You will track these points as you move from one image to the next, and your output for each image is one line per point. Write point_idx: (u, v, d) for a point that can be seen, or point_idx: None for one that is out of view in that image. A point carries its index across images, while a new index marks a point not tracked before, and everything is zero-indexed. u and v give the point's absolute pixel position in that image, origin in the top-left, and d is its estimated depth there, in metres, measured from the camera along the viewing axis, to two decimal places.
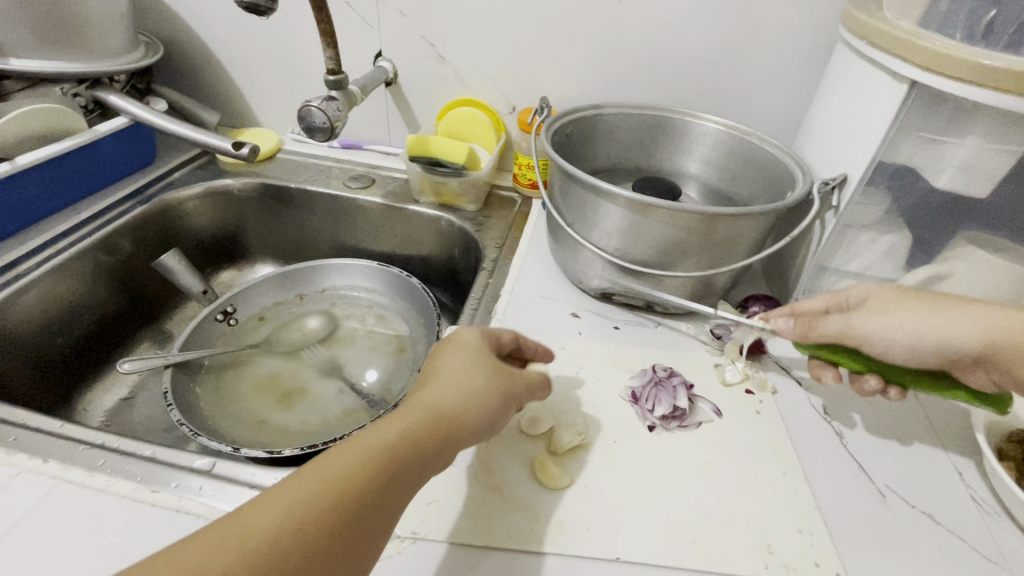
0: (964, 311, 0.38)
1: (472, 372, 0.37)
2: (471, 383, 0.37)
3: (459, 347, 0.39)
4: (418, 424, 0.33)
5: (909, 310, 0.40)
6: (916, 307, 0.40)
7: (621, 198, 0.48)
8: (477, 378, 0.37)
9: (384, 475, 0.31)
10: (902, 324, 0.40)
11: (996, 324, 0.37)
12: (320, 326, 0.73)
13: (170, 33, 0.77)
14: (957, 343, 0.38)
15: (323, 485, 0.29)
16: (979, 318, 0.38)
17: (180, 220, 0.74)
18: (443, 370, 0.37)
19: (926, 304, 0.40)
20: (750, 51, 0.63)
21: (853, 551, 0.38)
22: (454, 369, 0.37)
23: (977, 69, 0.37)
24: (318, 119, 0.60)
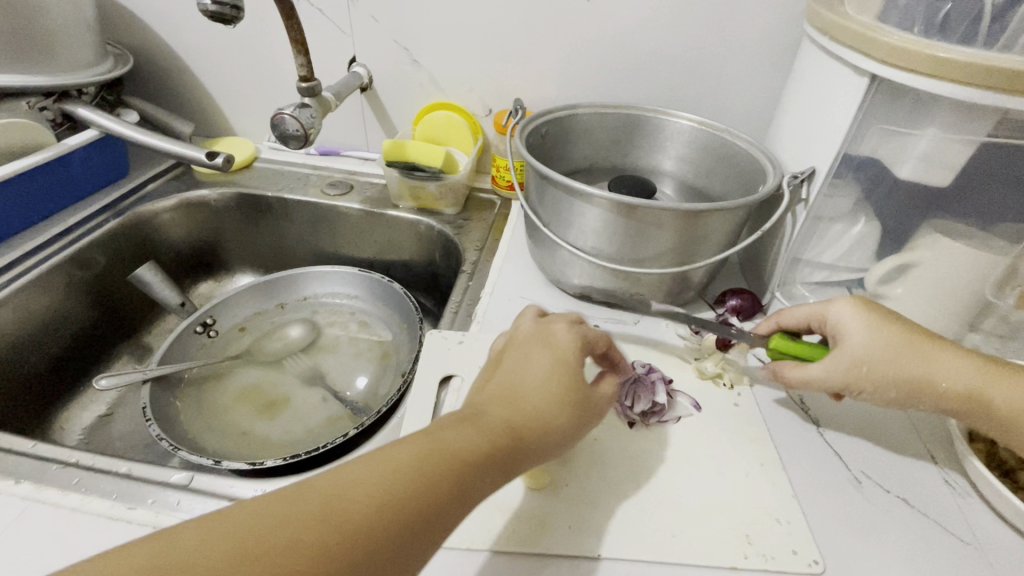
0: (939, 366, 0.39)
1: (552, 391, 0.36)
2: (549, 407, 0.35)
3: (545, 356, 0.37)
4: (491, 440, 0.32)
5: (890, 371, 0.40)
6: (898, 360, 0.39)
7: (596, 198, 0.48)
8: (555, 400, 0.35)
9: (450, 487, 0.30)
10: (881, 388, 0.40)
11: (960, 389, 0.39)
12: (302, 335, 0.72)
13: (140, 44, 0.77)
14: (920, 405, 0.40)
15: (390, 480, 0.29)
16: (945, 378, 0.39)
17: (156, 232, 0.73)
18: (523, 381, 0.36)
19: (910, 352, 0.39)
20: (720, 49, 0.64)
21: (829, 538, 0.38)
22: (534, 380, 0.36)
23: (933, 62, 0.38)
24: (291, 126, 0.60)
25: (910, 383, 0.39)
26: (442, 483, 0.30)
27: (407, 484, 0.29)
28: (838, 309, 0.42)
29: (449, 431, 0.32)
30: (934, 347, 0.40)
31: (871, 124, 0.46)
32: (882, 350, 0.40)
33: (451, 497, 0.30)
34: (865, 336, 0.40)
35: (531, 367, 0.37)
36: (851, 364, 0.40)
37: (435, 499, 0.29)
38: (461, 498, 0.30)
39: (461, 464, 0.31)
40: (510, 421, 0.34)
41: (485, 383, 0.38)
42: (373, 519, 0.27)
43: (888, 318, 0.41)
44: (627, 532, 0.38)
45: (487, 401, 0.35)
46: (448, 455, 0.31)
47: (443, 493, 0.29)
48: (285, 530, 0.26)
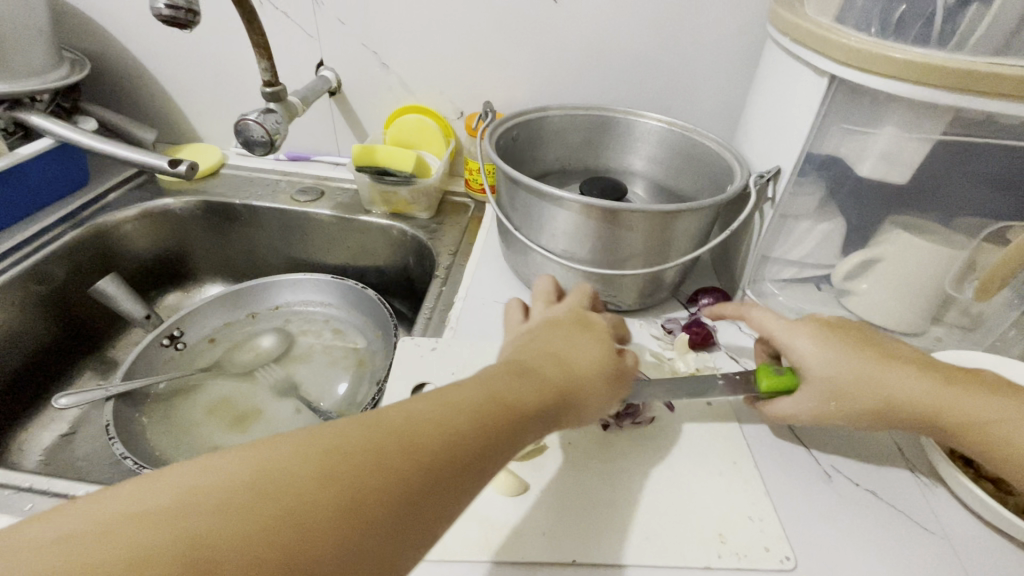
0: (901, 387, 0.38)
1: (596, 360, 0.36)
2: (592, 370, 0.36)
3: (587, 336, 0.38)
4: (541, 392, 0.32)
5: (856, 398, 0.38)
6: (859, 386, 0.38)
7: (567, 201, 0.48)
8: (598, 365, 0.36)
9: (502, 431, 0.30)
10: (852, 416, 0.39)
11: (925, 406, 0.38)
12: (273, 344, 0.71)
13: (98, 48, 0.74)
14: (895, 428, 0.39)
15: (445, 424, 0.28)
16: (907, 398, 0.38)
17: (117, 243, 0.70)
18: (568, 347, 0.36)
19: (867, 374, 0.38)
20: (688, 50, 0.65)
21: (799, 534, 0.39)
22: (578, 349, 0.36)
23: (888, 62, 0.39)
24: (256, 132, 0.59)
25: (876, 406, 0.38)
26: (497, 427, 0.29)
27: (463, 424, 0.28)
28: (794, 338, 0.41)
29: (500, 380, 0.32)
30: (891, 365, 0.39)
31: (832, 123, 0.46)
32: (838, 376, 0.39)
33: (504, 440, 0.30)
34: (822, 363, 0.39)
35: (575, 338, 0.37)
36: (816, 397, 0.40)
37: (489, 439, 0.29)
38: (513, 444, 0.30)
39: (514, 412, 0.30)
40: (559, 377, 0.34)
41: (531, 341, 0.37)
42: (431, 452, 0.27)
43: (841, 344, 0.40)
44: (603, 538, 0.38)
45: (533, 357, 0.35)
46: (501, 404, 0.30)
47: (495, 434, 0.29)
48: (346, 457, 0.26)
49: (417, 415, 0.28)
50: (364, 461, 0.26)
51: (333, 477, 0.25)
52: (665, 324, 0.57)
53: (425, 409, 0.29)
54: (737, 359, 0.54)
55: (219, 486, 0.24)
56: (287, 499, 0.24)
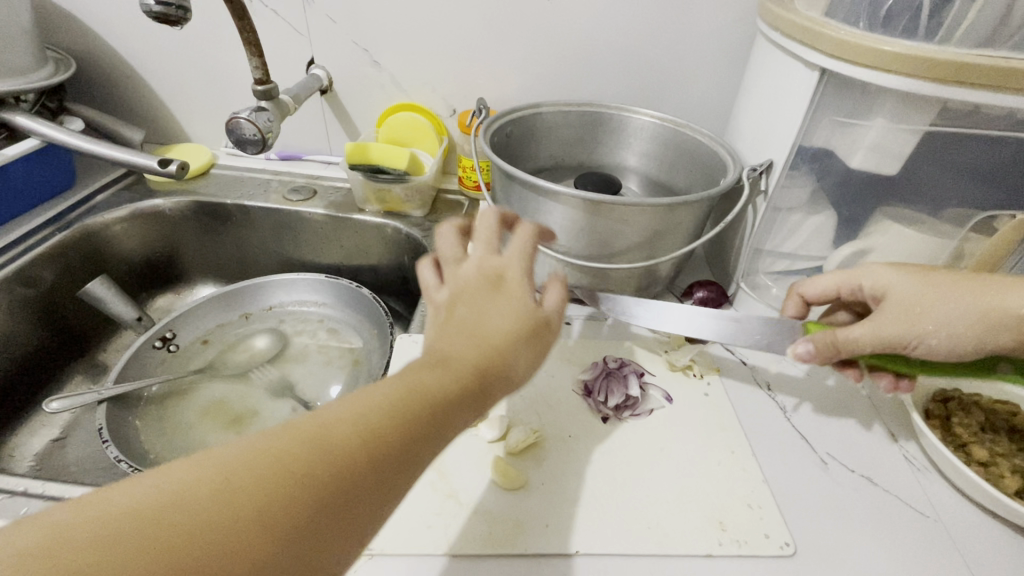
0: (1004, 293, 0.37)
1: (520, 329, 0.31)
2: (512, 341, 0.31)
3: (502, 297, 0.32)
4: (464, 377, 0.29)
5: (941, 304, 0.38)
6: (950, 294, 0.38)
7: (562, 195, 0.48)
8: (527, 338, 0.31)
9: (424, 425, 0.27)
10: (940, 325, 0.38)
11: None
12: (268, 345, 0.70)
13: (84, 48, 0.73)
14: (998, 338, 0.37)
15: (354, 424, 0.26)
16: (1018, 305, 0.36)
17: (107, 245, 0.69)
18: (484, 318, 0.31)
19: (957, 285, 0.38)
20: (678, 47, 0.65)
21: (798, 520, 0.39)
22: (494, 322, 0.31)
23: (877, 55, 0.39)
24: (248, 131, 0.58)
25: (971, 313, 0.37)
26: (419, 423, 0.27)
27: (376, 425, 0.26)
28: (873, 270, 0.42)
29: (413, 371, 0.29)
30: (991, 281, 0.38)
31: (823, 116, 0.47)
32: (919, 289, 0.39)
33: (426, 434, 0.27)
34: (900, 282, 0.40)
35: (491, 302, 0.32)
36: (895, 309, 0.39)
37: (411, 436, 0.27)
38: (437, 437, 0.28)
39: (433, 402, 0.28)
40: (482, 357, 0.30)
41: (446, 316, 0.32)
42: (345, 457, 0.25)
43: (920, 270, 0.40)
44: (600, 529, 0.38)
45: (448, 341, 0.30)
46: (418, 397, 0.27)
47: (416, 429, 0.27)
48: (240, 478, 0.23)
49: (322, 421, 0.25)
50: (262, 481, 0.23)
51: (229, 502, 0.22)
52: None
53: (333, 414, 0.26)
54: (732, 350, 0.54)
55: (82, 534, 0.20)
56: (160, 542, 0.21)
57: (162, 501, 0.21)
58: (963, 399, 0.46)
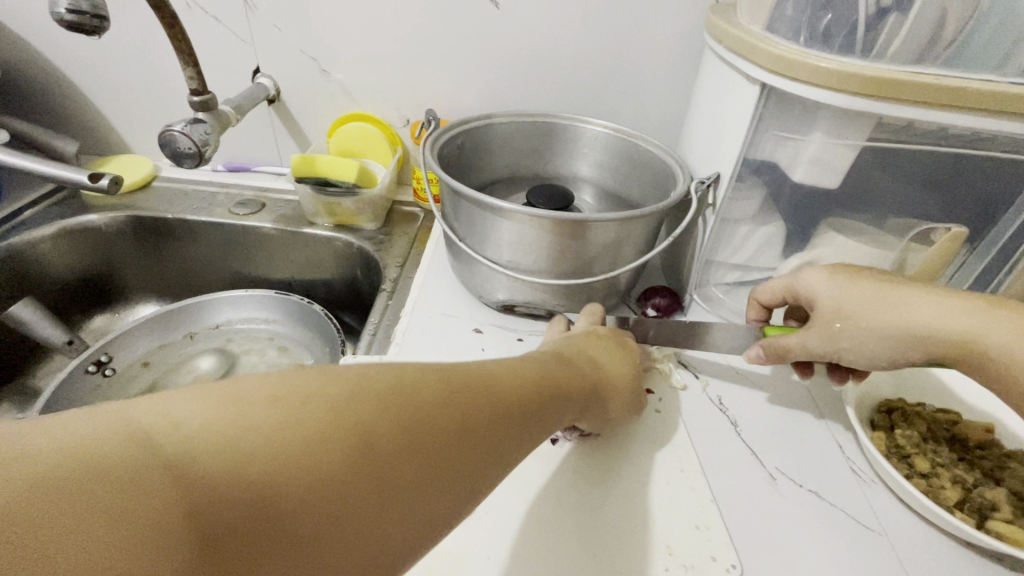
0: (914, 308, 0.38)
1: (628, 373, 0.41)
2: (620, 381, 0.40)
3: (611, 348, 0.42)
4: (585, 379, 0.36)
5: (858, 322, 0.39)
6: (870, 313, 0.39)
7: (510, 211, 0.47)
8: (631, 381, 0.41)
9: (554, 395, 0.31)
10: (856, 342, 0.40)
11: (940, 330, 0.37)
12: (213, 366, 0.67)
13: (9, 55, 0.69)
14: (910, 355, 0.38)
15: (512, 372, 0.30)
16: (928, 325, 0.37)
17: (35, 265, 0.65)
18: (613, 361, 0.41)
19: (877, 301, 0.39)
20: (631, 58, 0.65)
21: (745, 539, 0.39)
22: (616, 364, 0.41)
23: (813, 71, 0.39)
24: (183, 144, 0.55)
25: (881, 330, 0.39)
26: (548, 385, 0.31)
27: (522, 380, 0.30)
28: (808, 276, 0.44)
29: (550, 363, 0.35)
30: (911, 293, 0.38)
31: (767, 129, 0.47)
32: (843, 302, 0.40)
33: (553, 398, 0.31)
34: (825, 294, 0.42)
35: (620, 347, 0.43)
36: (817, 324, 0.42)
37: (541, 396, 0.30)
38: (562, 403, 0.32)
39: (561, 379, 0.33)
40: (597, 373, 0.38)
41: (570, 338, 0.42)
42: (495, 391, 0.27)
43: (852, 273, 0.41)
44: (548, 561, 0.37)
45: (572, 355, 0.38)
46: (549, 370, 0.33)
47: (546, 389, 0.31)
48: (410, 381, 0.25)
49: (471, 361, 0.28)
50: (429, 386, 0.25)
51: (397, 397, 0.24)
52: None
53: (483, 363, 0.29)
54: (687, 364, 0.53)
55: (322, 387, 0.22)
56: (377, 413, 0.23)
57: (340, 380, 0.23)
58: (907, 410, 0.46)
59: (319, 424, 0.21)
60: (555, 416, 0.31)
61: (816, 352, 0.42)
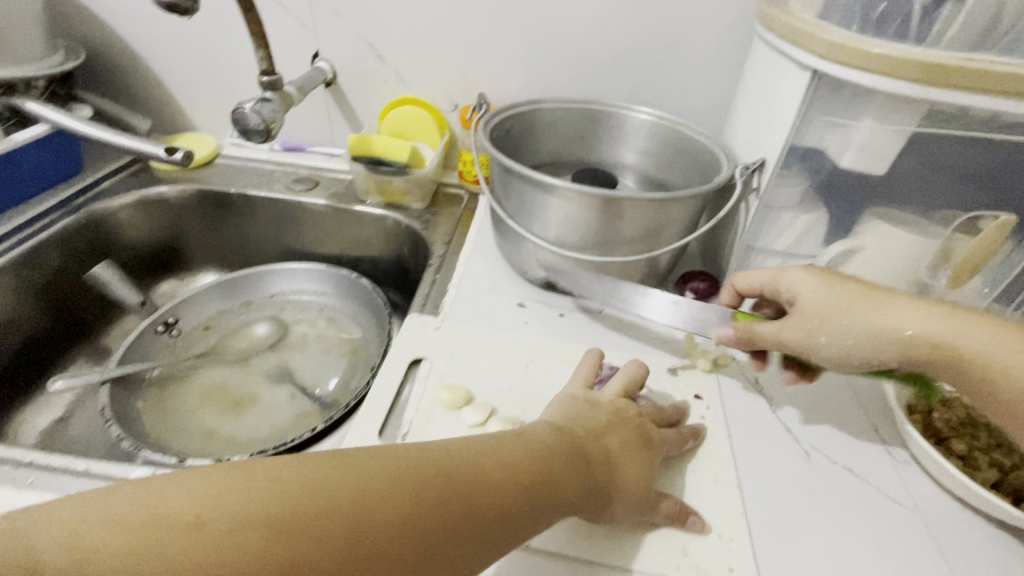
0: (895, 314, 0.40)
1: (642, 473, 0.38)
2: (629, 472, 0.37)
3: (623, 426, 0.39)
4: (585, 475, 0.35)
5: (839, 320, 0.41)
6: (849, 313, 0.41)
7: (558, 188, 0.49)
8: (646, 489, 0.38)
9: (527, 502, 0.31)
10: (833, 338, 0.42)
11: (919, 333, 0.39)
12: (268, 333, 0.72)
13: (94, 37, 0.74)
14: (884, 356, 0.40)
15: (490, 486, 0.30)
16: (908, 329, 0.39)
17: (113, 231, 0.71)
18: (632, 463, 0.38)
19: (857, 303, 0.41)
20: (678, 48, 0.66)
21: (777, 509, 0.41)
22: (631, 465, 0.38)
23: (866, 57, 0.40)
24: (252, 121, 0.59)
25: (860, 329, 0.41)
26: (524, 490, 0.32)
27: (491, 490, 0.30)
28: (792, 275, 0.45)
29: (551, 455, 0.34)
30: (888, 301, 0.41)
31: (815, 116, 0.48)
32: (825, 302, 0.42)
33: (527, 511, 0.31)
34: (812, 291, 0.43)
35: (635, 444, 0.39)
36: (804, 317, 0.43)
37: (512, 507, 0.31)
38: (539, 515, 0.32)
39: (552, 482, 0.33)
40: (597, 465, 0.36)
41: (580, 411, 0.40)
42: (454, 509, 0.29)
43: (833, 277, 0.44)
44: (583, 538, 0.38)
45: (584, 438, 0.37)
46: (532, 467, 0.33)
47: (521, 500, 0.31)
48: (363, 500, 0.27)
49: (443, 471, 0.30)
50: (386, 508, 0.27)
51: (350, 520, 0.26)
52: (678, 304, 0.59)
53: (457, 470, 0.30)
54: None
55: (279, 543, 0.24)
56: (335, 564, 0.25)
57: (289, 499, 0.26)
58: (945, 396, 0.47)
59: (260, 550, 0.24)
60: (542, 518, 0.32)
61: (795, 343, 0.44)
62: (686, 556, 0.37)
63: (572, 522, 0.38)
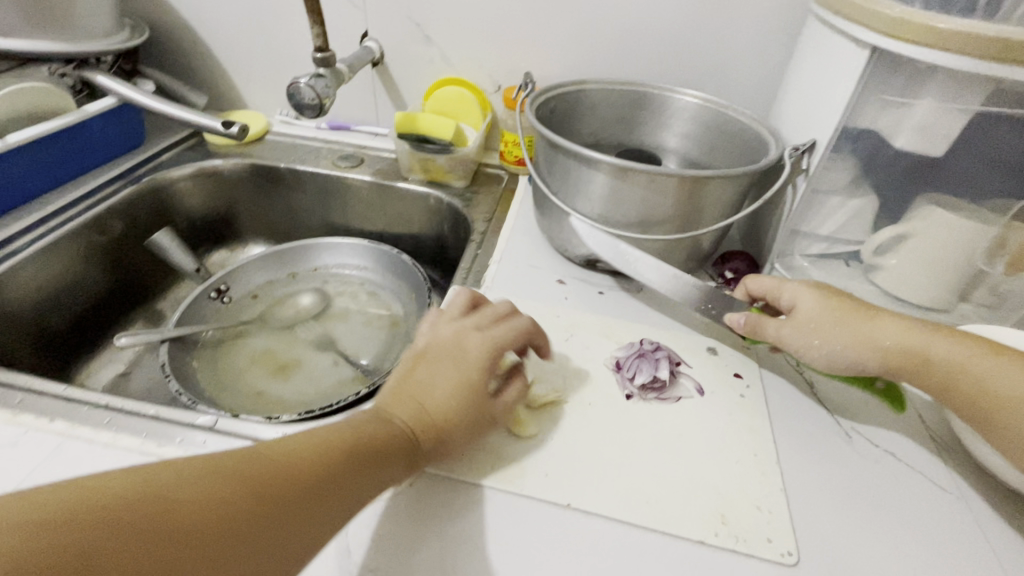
0: (880, 327, 0.42)
1: (450, 379, 0.40)
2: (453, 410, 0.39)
3: (450, 369, 0.40)
4: (380, 427, 0.36)
5: (833, 326, 0.43)
6: (841, 323, 0.43)
7: (603, 164, 0.50)
8: (464, 391, 0.39)
9: (353, 466, 0.33)
10: (828, 342, 0.43)
11: (902, 345, 0.41)
12: (312, 303, 0.74)
13: (157, 15, 0.78)
14: (868, 364, 0.42)
15: (319, 450, 0.33)
16: (891, 341, 0.41)
17: (171, 200, 0.75)
18: (419, 385, 0.40)
19: (848, 317, 0.43)
20: (726, 29, 0.66)
21: (817, 486, 0.41)
22: (434, 381, 0.40)
23: (931, 32, 0.39)
24: (307, 96, 0.62)
25: (851, 337, 0.42)
26: (348, 459, 0.34)
27: (313, 462, 0.32)
28: (792, 286, 0.47)
29: (364, 423, 0.36)
30: (876, 318, 0.43)
31: (871, 96, 0.47)
32: (820, 312, 0.44)
33: (351, 472, 0.33)
34: (809, 301, 0.45)
35: (441, 356, 0.41)
36: (802, 324, 0.44)
37: (332, 475, 0.32)
38: (372, 476, 0.34)
39: (366, 446, 0.35)
40: (414, 419, 0.38)
41: (444, 361, 0.41)
42: (275, 482, 0.30)
43: (827, 290, 0.45)
44: (623, 500, 0.39)
45: (391, 403, 0.39)
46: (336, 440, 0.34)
47: (342, 465, 0.33)
48: (172, 490, 0.28)
49: (234, 459, 0.31)
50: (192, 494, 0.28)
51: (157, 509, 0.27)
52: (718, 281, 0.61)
53: (262, 453, 0.32)
54: None
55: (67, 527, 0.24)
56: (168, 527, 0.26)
57: (123, 490, 0.27)
58: None
59: (68, 543, 0.24)
60: (385, 472, 0.35)
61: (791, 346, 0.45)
62: (725, 525, 0.38)
63: (610, 488, 0.39)
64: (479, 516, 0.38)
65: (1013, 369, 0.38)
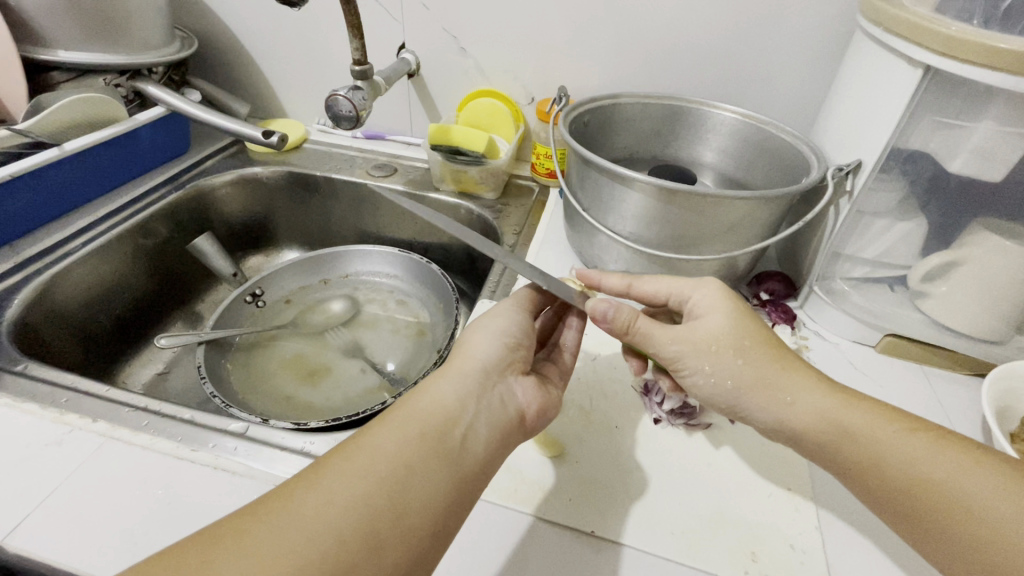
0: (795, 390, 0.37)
1: (508, 335, 0.40)
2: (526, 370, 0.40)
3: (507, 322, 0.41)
4: (454, 393, 0.35)
5: (739, 354, 0.38)
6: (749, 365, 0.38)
7: (638, 183, 0.49)
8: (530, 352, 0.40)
9: (458, 429, 0.33)
10: (720, 370, 0.38)
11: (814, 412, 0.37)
12: (343, 309, 0.76)
13: (205, 28, 0.81)
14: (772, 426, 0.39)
15: (413, 428, 0.32)
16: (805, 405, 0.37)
17: (213, 205, 0.77)
18: (471, 343, 0.39)
19: (760, 378, 0.38)
20: (766, 43, 0.64)
21: (857, 526, 0.39)
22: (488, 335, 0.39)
23: (992, 52, 0.37)
24: (344, 108, 0.63)
25: (746, 376, 0.38)
26: (434, 439, 0.32)
27: (393, 458, 0.31)
28: (707, 287, 0.42)
29: (447, 386, 0.35)
30: (786, 375, 0.38)
31: (923, 117, 0.45)
32: (724, 337, 0.39)
33: (443, 458, 0.32)
34: (713, 320, 0.40)
35: (499, 315, 0.41)
36: (692, 345, 0.39)
37: (436, 439, 0.32)
38: (468, 447, 0.33)
39: (455, 415, 0.34)
40: (483, 376, 0.37)
41: (504, 323, 0.40)
42: (390, 468, 0.30)
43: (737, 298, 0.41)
44: (649, 531, 0.38)
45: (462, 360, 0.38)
46: (417, 421, 0.33)
47: (428, 453, 0.31)
48: (302, 500, 0.29)
49: (311, 480, 0.30)
50: (269, 545, 0.26)
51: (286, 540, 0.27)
52: (760, 293, 0.61)
53: (356, 448, 0.31)
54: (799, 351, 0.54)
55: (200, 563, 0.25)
56: (309, 529, 0.27)
57: (255, 525, 0.27)
58: None
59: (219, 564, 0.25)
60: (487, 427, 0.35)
61: (673, 357, 0.40)
62: (754, 563, 0.36)
63: (635, 519, 0.38)
64: (501, 537, 0.37)
65: (948, 454, 0.33)
